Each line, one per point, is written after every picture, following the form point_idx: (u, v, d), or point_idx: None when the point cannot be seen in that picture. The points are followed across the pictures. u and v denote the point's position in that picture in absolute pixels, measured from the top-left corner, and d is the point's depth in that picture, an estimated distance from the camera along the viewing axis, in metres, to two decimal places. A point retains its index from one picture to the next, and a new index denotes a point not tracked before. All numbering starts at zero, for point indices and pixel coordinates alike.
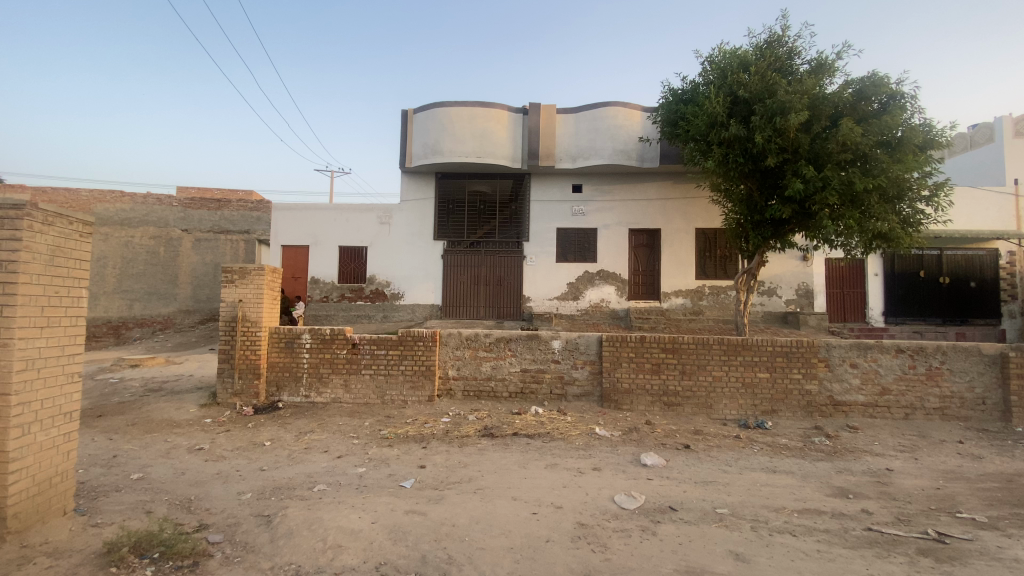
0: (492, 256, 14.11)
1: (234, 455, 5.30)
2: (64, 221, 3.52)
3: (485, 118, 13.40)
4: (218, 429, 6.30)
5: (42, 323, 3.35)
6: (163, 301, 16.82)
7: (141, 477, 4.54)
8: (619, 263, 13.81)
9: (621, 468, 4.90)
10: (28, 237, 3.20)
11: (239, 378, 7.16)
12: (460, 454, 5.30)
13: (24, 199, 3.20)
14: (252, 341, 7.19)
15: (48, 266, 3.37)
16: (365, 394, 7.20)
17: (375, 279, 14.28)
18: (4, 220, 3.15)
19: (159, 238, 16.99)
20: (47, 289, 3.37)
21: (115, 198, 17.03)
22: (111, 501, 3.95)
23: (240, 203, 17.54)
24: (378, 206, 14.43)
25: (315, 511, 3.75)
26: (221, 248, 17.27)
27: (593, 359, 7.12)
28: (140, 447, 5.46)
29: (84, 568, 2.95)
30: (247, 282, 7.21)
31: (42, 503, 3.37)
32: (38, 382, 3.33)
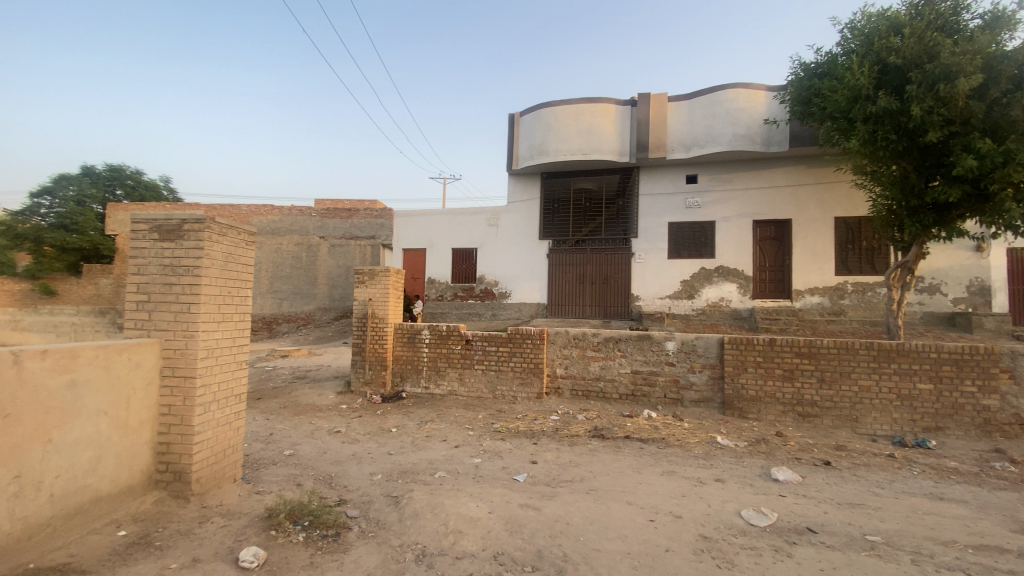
0: (600, 254, 13.86)
1: (366, 439, 5.83)
2: (234, 232, 4.15)
3: (592, 114, 13.24)
4: (352, 414, 6.98)
5: (219, 317, 3.97)
6: (305, 300, 19.09)
7: (292, 454, 5.19)
8: (741, 258, 12.77)
9: (747, 481, 4.51)
10: (208, 246, 3.80)
11: (367, 368, 7.87)
12: (571, 453, 5.27)
13: (204, 214, 3.81)
14: (379, 336, 7.85)
15: (223, 269, 3.99)
16: (478, 388, 7.49)
17: (484, 278, 14.80)
18: (191, 232, 3.78)
19: (302, 244, 19.35)
20: (223, 289, 3.98)
21: (268, 211, 19.73)
22: (269, 473, 4.57)
23: (367, 211, 19.29)
24: (488, 208, 14.94)
25: (437, 496, 3.99)
26: (351, 252, 19.12)
27: (713, 363, 6.66)
28: (291, 427, 6.24)
29: (252, 529, 3.43)
30: (376, 282, 7.89)
31: (218, 471, 4.00)
32: (216, 367, 3.95)
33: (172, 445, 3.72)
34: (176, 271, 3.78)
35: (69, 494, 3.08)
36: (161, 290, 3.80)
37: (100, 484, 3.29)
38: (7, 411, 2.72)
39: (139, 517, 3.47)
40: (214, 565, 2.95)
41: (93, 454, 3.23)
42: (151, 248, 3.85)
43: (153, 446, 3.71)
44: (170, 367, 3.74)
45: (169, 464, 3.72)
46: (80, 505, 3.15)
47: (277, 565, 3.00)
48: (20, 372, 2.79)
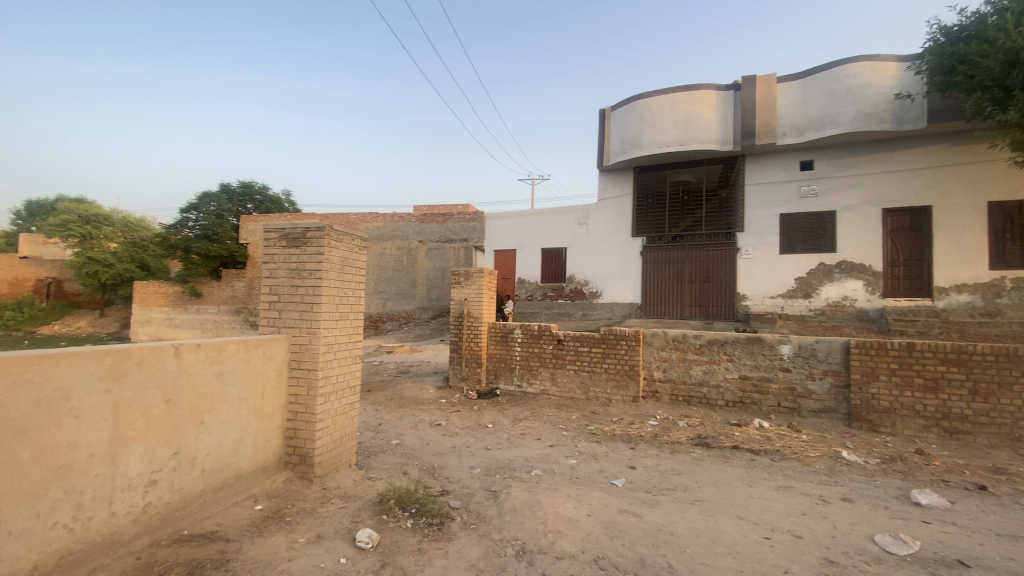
0: (700, 251, 13.13)
1: (465, 433, 6.05)
2: (349, 238, 4.50)
3: (689, 104, 12.60)
4: (451, 409, 7.28)
5: (337, 316, 4.33)
6: (406, 300, 20.30)
7: (398, 444, 5.53)
8: (867, 252, 11.43)
9: (880, 503, 4.00)
10: (327, 251, 4.16)
11: (464, 365, 8.17)
12: (673, 461, 5.04)
13: (324, 222, 4.18)
14: (474, 334, 8.11)
15: (340, 273, 4.35)
16: (571, 388, 7.44)
17: (574, 278, 14.70)
18: (314, 239, 4.16)
19: (403, 248, 20.60)
20: (340, 290, 4.35)
21: (373, 217, 21.28)
22: (379, 460, 4.91)
23: (460, 215, 20.03)
24: (577, 207, 14.81)
25: (534, 494, 4.02)
26: (446, 254, 19.97)
27: (836, 370, 6.01)
28: (397, 419, 6.67)
29: (366, 511, 3.71)
30: (471, 283, 8.17)
31: (336, 456, 4.38)
32: (335, 362, 4.32)
33: (298, 431, 4.13)
34: (301, 274, 4.18)
35: (216, 470, 3.53)
36: (289, 291, 4.23)
37: (242, 462, 3.74)
38: (170, 395, 3.18)
39: (272, 494, 3.89)
40: (334, 543, 3.22)
41: (235, 436, 3.68)
42: (281, 254, 4.29)
43: (283, 431, 4.15)
44: (297, 360, 4.15)
45: (296, 448, 4.14)
46: (225, 480, 3.61)
47: (389, 548, 3.20)
48: (180, 363, 3.25)
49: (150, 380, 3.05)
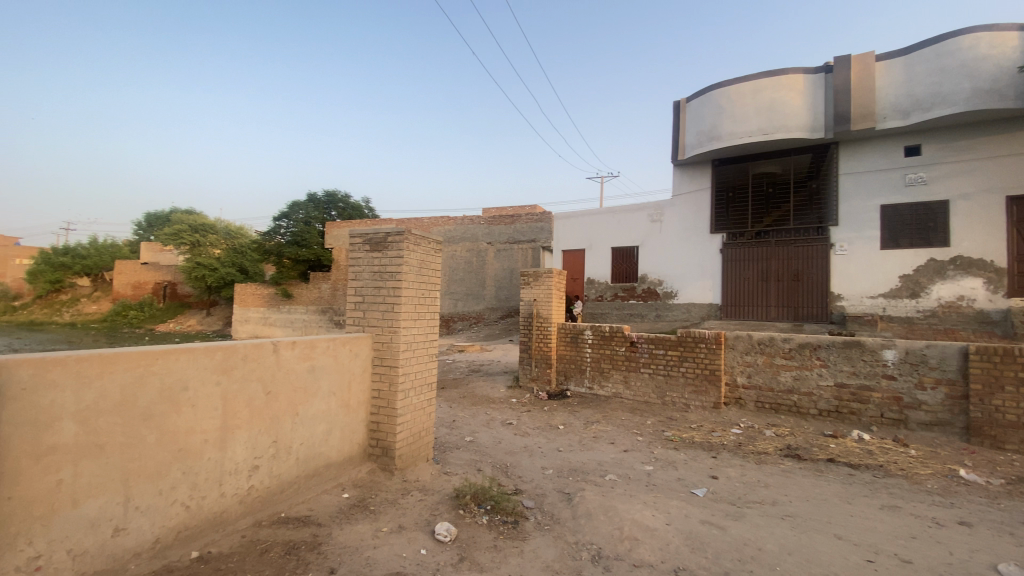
0: (786, 248, 12.28)
1: (537, 433, 6.07)
2: (426, 241, 4.67)
3: (772, 91, 11.83)
4: (522, 409, 7.34)
5: (415, 316, 4.51)
6: (476, 300, 20.74)
7: (472, 440, 5.66)
8: (989, 245, 10.12)
9: (1008, 530, 3.51)
10: (406, 254, 4.34)
11: (534, 365, 8.20)
12: (759, 472, 4.74)
13: (403, 227, 4.37)
14: (544, 335, 8.11)
15: (418, 275, 4.52)
16: (645, 392, 7.23)
17: (647, 277, 14.27)
18: (394, 243, 4.36)
19: (473, 250, 21.07)
20: (417, 292, 4.52)
21: (445, 221, 21.97)
22: (454, 456, 5.05)
23: (528, 215, 20.09)
24: (650, 204, 14.37)
25: (609, 499, 3.94)
26: (515, 255, 20.15)
27: (951, 378, 5.37)
28: (470, 416, 6.82)
29: (444, 505, 3.83)
30: (540, 283, 8.18)
31: (415, 450, 4.56)
32: (413, 359, 4.50)
33: (381, 424, 4.35)
34: (383, 276, 4.40)
35: (309, 459, 3.80)
36: (372, 292, 4.46)
37: (331, 452, 4.00)
38: (269, 388, 3.47)
39: (357, 483, 4.12)
40: (415, 533, 3.35)
41: (325, 427, 3.94)
42: (364, 257, 4.53)
43: (368, 424, 4.39)
44: (380, 357, 4.37)
45: (379, 440, 4.35)
46: (317, 468, 3.87)
47: (466, 542, 3.28)
48: (278, 358, 3.53)
49: (253, 374, 3.35)
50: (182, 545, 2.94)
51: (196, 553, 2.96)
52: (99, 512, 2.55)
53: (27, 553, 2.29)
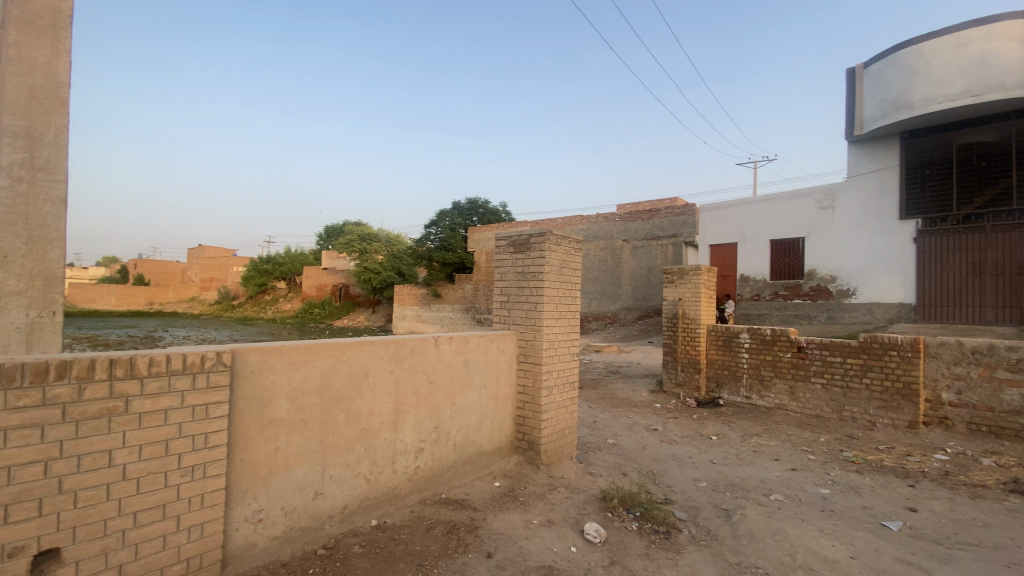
0: (1008, 235, 9.88)
1: (685, 442, 5.72)
2: (567, 241, 4.68)
3: (983, 43, 9.66)
4: (667, 414, 6.98)
5: (558, 316, 4.56)
6: (612, 300, 20.34)
7: (615, 443, 5.54)
8: None
9: None
10: (548, 256, 4.41)
11: (681, 370, 7.74)
12: (975, 510, 3.85)
13: (545, 228, 4.43)
14: (692, 337, 7.60)
15: (559, 275, 4.56)
16: (817, 405, 6.37)
17: (815, 274, 12.60)
18: (537, 244, 4.46)
19: (608, 248, 20.74)
20: (560, 292, 4.57)
21: (579, 220, 22.03)
22: (598, 457, 5.00)
23: (668, 210, 19.02)
24: (816, 190, 12.65)
25: (776, 521, 3.55)
26: (653, 252, 19.30)
27: None
28: (612, 418, 6.69)
29: (592, 505, 3.81)
30: (686, 281, 7.71)
31: (560, 447, 4.62)
32: (556, 358, 4.55)
33: (526, 419, 4.48)
34: (526, 277, 4.52)
35: (464, 446, 4.07)
36: (516, 291, 4.62)
37: (483, 442, 4.23)
38: (431, 378, 3.79)
39: (507, 474, 4.30)
40: (565, 530, 3.38)
41: (477, 418, 4.18)
42: (508, 259, 4.71)
43: (514, 418, 4.55)
44: (525, 356, 4.51)
45: (525, 435, 4.49)
46: (471, 456, 4.12)
47: (617, 546, 3.21)
48: (438, 352, 3.84)
49: (418, 366, 3.69)
50: (364, 513, 3.36)
51: (375, 522, 3.37)
52: (303, 478, 3.04)
53: (254, 506, 2.82)
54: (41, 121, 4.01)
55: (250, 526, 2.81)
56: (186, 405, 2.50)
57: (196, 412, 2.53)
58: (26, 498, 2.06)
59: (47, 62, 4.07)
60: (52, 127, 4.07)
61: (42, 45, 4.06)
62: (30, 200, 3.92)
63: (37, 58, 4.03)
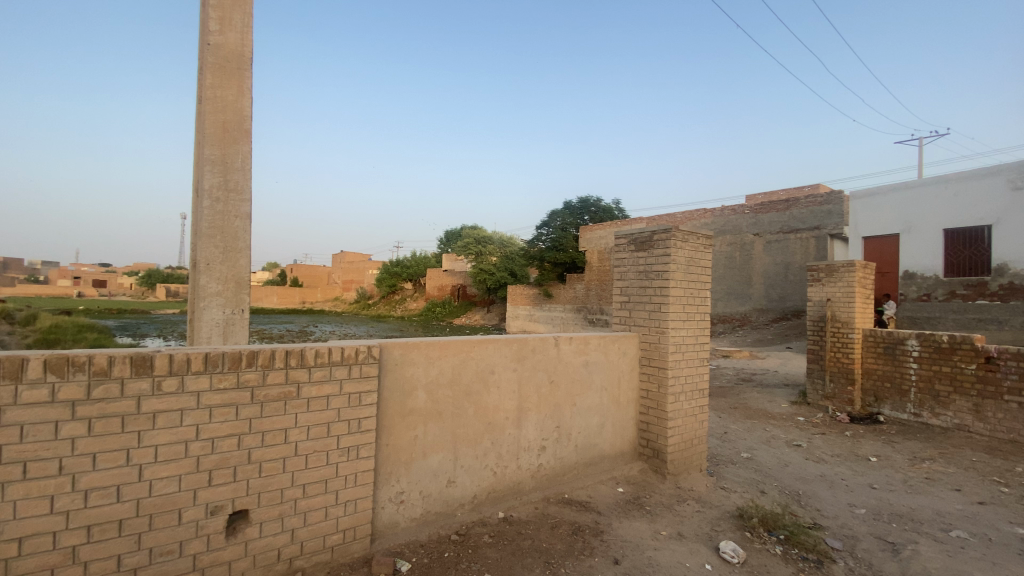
0: None
1: (836, 462, 5.06)
2: (695, 237, 4.41)
3: None
4: (813, 429, 6.24)
5: (684, 317, 4.32)
6: (741, 300, 18.76)
7: (751, 457, 5.10)
8: None
9: None
10: (674, 254, 4.20)
11: (830, 381, 6.87)
12: None
13: (670, 225, 4.23)
14: (843, 343, 6.72)
15: (686, 273, 4.32)
16: (1012, 429, 5.24)
17: (1007, 269, 10.43)
18: (661, 241, 4.26)
19: (736, 244, 19.19)
20: (687, 291, 4.32)
21: (702, 214, 20.73)
22: (732, 472, 4.64)
23: (808, 199, 17.06)
24: (1006, 168, 10.44)
25: (961, 564, 2.99)
26: (791, 248, 17.45)
27: None
28: (745, 430, 6.16)
29: (727, 523, 3.54)
30: (836, 280, 6.84)
31: (688, 457, 4.37)
32: (683, 362, 4.31)
33: (651, 425, 4.31)
34: (649, 276, 4.34)
35: (586, 448, 4.03)
36: (638, 292, 4.45)
37: (605, 445, 4.16)
38: (553, 378, 3.82)
39: (631, 480, 4.18)
40: (697, 545, 3.20)
41: (599, 420, 4.12)
42: (630, 258, 4.55)
43: (637, 423, 4.41)
44: (649, 358, 4.34)
45: (649, 441, 4.33)
46: (593, 459, 4.08)
47: (757, 569, 2.95)
48: (559, 352, 3.85)
49: (539, 365, 3.74)
50: (492, 505, 3.50)
51: (502, 514, 3.48)
52: (438, 465, 3.25)
53: (397, 488, 3.08)
54: (231, 149, 4.76)
55: (394, 505, 3.07)
56: (343, 392, 2.82)
57: (351, 399, 2.84)
58: (225, 465, 2.47)
59: (235, 99, 4.81)
60: (239, 154, 4.79)
61: (230, 85, 4.80)
62: (225, 217, 4.69)
63: (227, 97, 4.78)
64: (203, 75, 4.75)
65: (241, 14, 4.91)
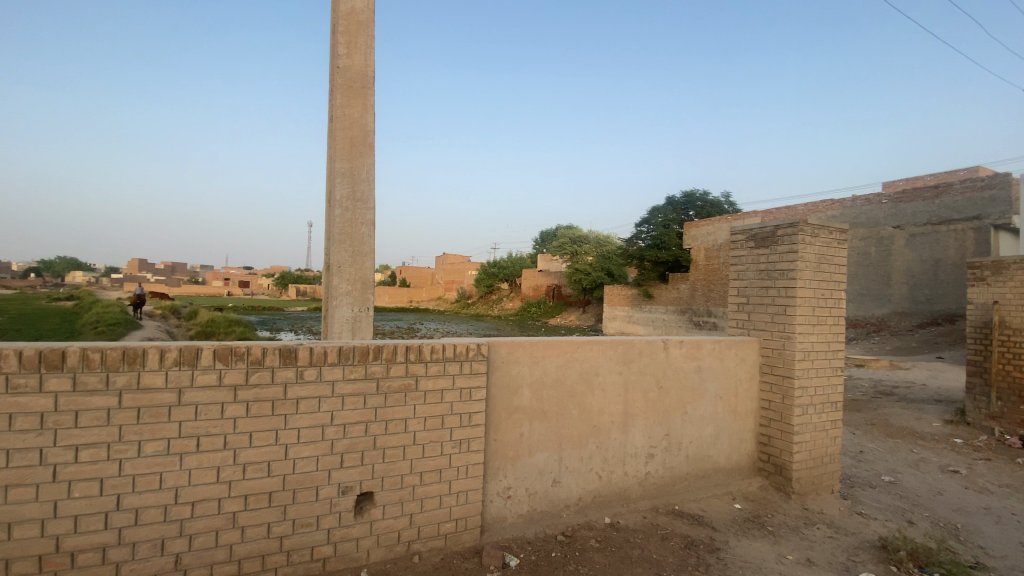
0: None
1: (1008, 494, 4.27)
2: (826, 231, 3.98)
3: None
4: (974, 454, 5.33)
5: (814, 320, 3.92)
6: (878, 302, 16.55)
7: (893, 482, 4.47)
8: None
9: None
10: (802, 250, 3.83)
11: (998, 399, 5.79)
12: None
13: (797, 219, 3.86)
14: (1015, 354, 5.65)
15: (816, 271, 3.91)
16: None
17: None
18: (786, 237, 3.91)
19: (871, 238, 17.00)
20: (816, 291, 3.91)
21: (827, 206, 18.67)
22: (871, 497, 4.11)
23: (964, 184, 14.72)
24: None
25: None
26: (942, 242, 15.12)
27: None
28: (886, 450, 5.43)
29: (865, 554, 3.15)
30: (1006, 278, 5.79)
31: (817, 476, 3.96)
32: (812, 371, 3.92)
33: (773, 439, 3.97)
34: (772, 275, 4.00)
35: (698, 459, 3.81)
36: (758, 292, 4.13)
37: (720, 457, 3.91)
38: (662, 383, 3.67)
39: (749, 497, 3.88)
40: None
41: (713, 430, 3.88)
42: (748, 255, 4.23)
43: (756, 436, 4.08)
44: (771, 365, 4.00)
45: (771, 456, 3.99)
46: (706, 471, 3.85)
47: None
48: (669, 355, 3.69)
49: (648, 368, 3.61)
50: (598, 509, 3.45)
51: (609, 520, 3.42)
52: (544, 464, 3.27)
53: (504, 483, 3.16)
54: (357, 162, 5.21)
55: (501, 500, 3.16)
56: (456, 387, 2.95)
57: (462, 393, 2.97)
58: (354, 449, 2.71)
59: (360, 115, 5.25)
60: (364, 166, 5.22)
61: (355, 103, 5.25)
62: (353, 223, 5.15)
63: (354, 114, 5.24)
64: (334, 95, 5.25)
65: (365, 36, 5.34)
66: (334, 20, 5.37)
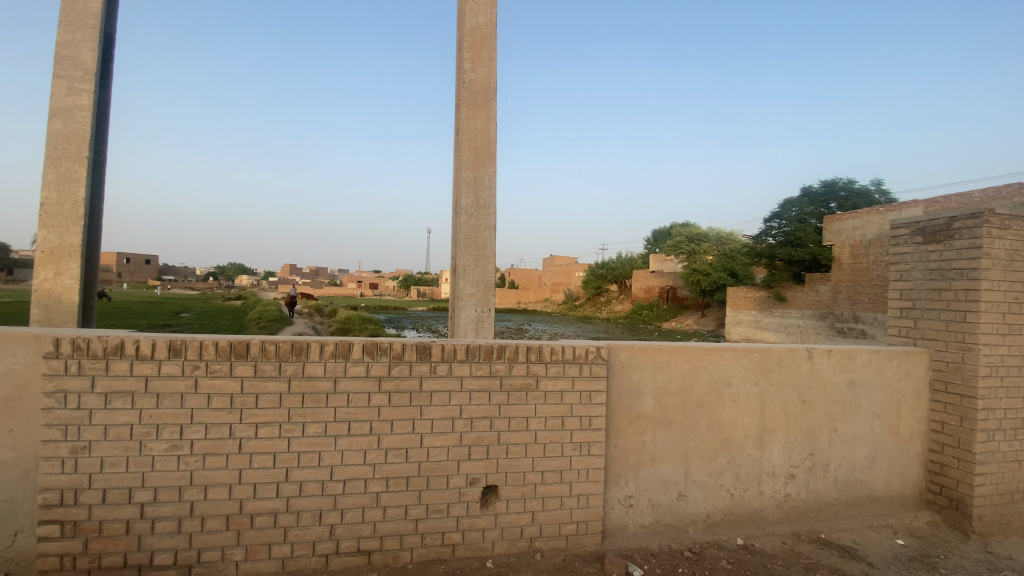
0: None
1: None
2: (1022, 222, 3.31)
3: None
4: None
5: (1005, 330, 3.27)
6: None
7: None
8: None
9: None
10: (988, 244, 3.22)
11: None
12: None
13: (981, 208, 3.26)
14: None
15: (1008, 270, 3.26)
16: None
17: None
18: (964, 229, 3.32)
19: None
20: (1009, 294, 3.26)
21: (1013, 191, 15.45)
22: None
23: None
24: None
25: None
26: None
27: None
28: None
29: None
30: None
31: (1005, 515, 3.30)
32: (1002, 391, 3.28)
33: (948, 468, 3.39)
34: (946, 274, 3.42)
35: (850, 483, 3.38)
36: (927, 295, 3.55)
37: (876, 484, 3.43)
38: (805, 397, 3.32)
39: (915, 532, 3.35)
40: None
41: (868, 452, 3.41)
42: (914, 252, 3.65)
43: (925, 463, 3.52)
44: (945, 381, 3.42)
45: (944, 488, 3.41)
46: (858, 498, 3.40)
47: None
48: (813, 366, 3.33)
49: (788, 380, 3.29)
50: (729, 528, 3.23)
51: (741, 541, 3.17)
52: (668, 475, 3.15)
53: (626, 491, 3.10)
54: (481, 170, 5.47)
55: (623, 508, 3.10)
56: (577, 389, 2.95)
57: (583, 396, 2.97)
58: (480, 443, 2.84)
59: (483, 125, 5.51)
60: (487, 174, 5.47)
61: (479, 114, 5.51)
62: (477, 229, 5.41)
63: (478, 124, 5.50)
64: (461, 109, 5.57)
65: (487, 49, 5.59)
66: (460, 37, 5.70)
